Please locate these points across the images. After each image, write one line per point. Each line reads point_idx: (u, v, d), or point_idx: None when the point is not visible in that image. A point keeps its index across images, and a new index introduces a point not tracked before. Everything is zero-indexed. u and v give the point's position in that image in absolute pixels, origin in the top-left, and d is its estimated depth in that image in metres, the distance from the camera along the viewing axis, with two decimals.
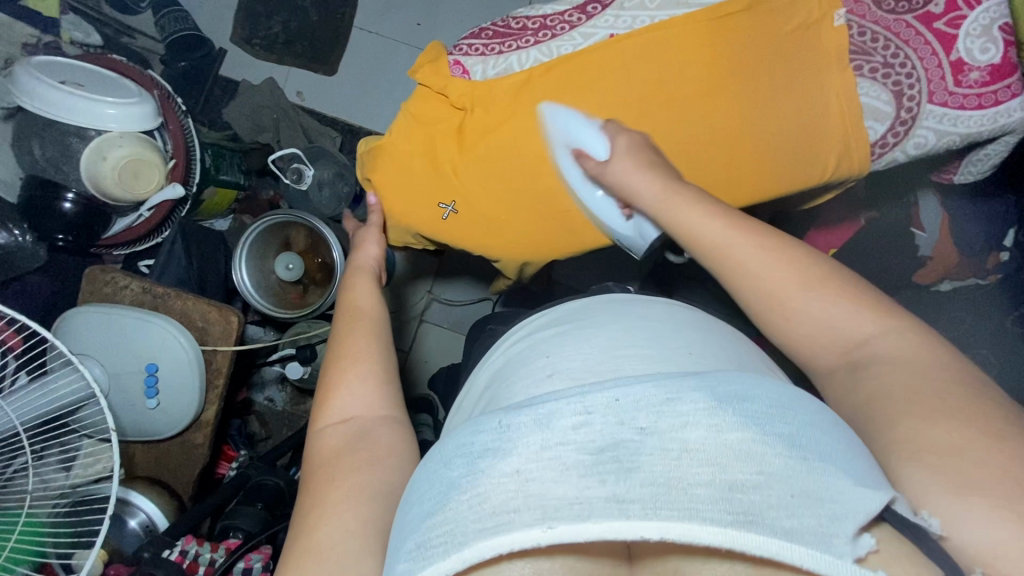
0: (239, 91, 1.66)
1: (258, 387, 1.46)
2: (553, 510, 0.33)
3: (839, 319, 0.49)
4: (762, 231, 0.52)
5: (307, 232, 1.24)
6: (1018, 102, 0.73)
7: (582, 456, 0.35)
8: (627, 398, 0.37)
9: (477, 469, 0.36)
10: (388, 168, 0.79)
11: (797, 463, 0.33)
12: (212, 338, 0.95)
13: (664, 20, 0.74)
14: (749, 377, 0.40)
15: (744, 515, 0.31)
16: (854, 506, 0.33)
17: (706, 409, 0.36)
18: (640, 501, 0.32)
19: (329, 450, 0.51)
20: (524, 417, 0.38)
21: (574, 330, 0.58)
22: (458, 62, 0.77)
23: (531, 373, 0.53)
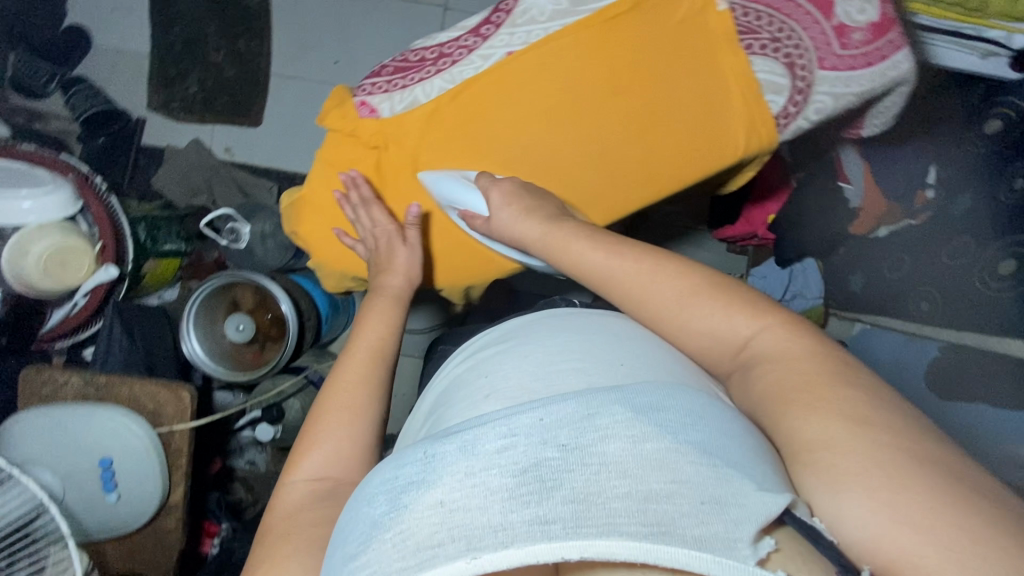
0: (165, 157, 1.62)
1: (237, 453, 1.36)
2: (477, 540, 0.32)
3: (724, 329, 0.49)
4: (637, 260, 0.54)
5: (254, 290, 1.21)
6: (903, 54, 0.76)
7: (504, 480, 0.34)
8: (550, 420, 0.37)
9: (402, 505, 0.36)
10: (313, 219, 0.79)
11: (704, 470, 0.34)
12: (166, 419, 0.92)
13: (557, 30, 0.74)
14: (669, 389, 0.41)
15: (658, 526, 0.31)
16: (758, 508, 0.33)
17: (624, 421, 0.37)
18: (562, 520, 0.32)
19: (298, 507, 0.51)
20: (450, 446, 0.37)
21: (512, 352, 0.59)
22: (364, 102, 0.76)
23: (470, 398, 0.54)
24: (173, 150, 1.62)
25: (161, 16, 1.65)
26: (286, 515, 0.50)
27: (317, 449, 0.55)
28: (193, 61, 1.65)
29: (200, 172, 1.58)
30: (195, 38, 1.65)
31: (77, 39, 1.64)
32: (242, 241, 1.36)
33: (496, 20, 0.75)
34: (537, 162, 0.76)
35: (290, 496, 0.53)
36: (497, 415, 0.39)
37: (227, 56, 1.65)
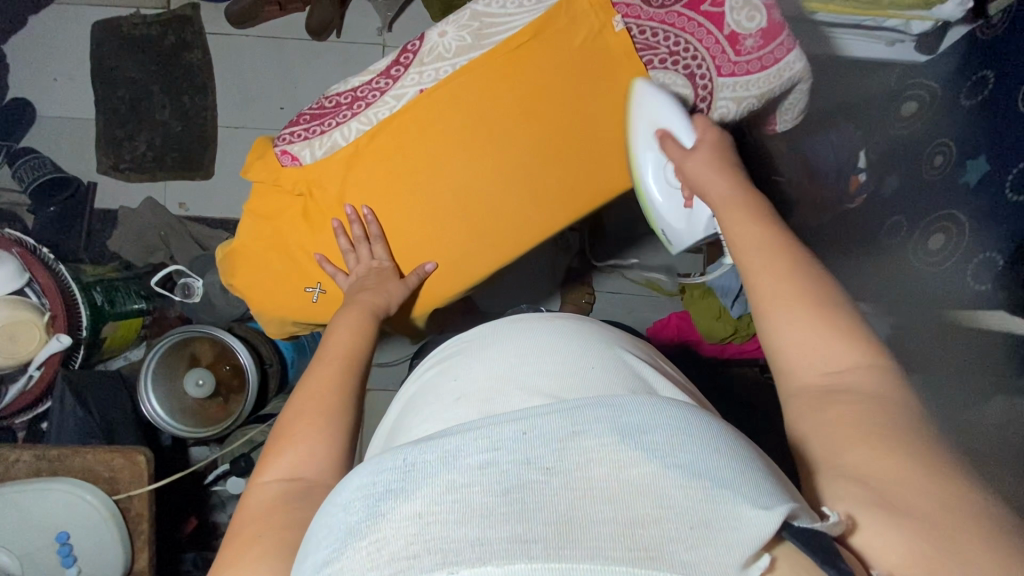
0: (119, 218, 1.61)
1: (219, 506, 1.33)
2: (454, 556, 0.27)
3: (832, 351, 0.48)
4: (781, 239, 0.55)
5: (211, 343, 1.21)
6: (795, 56, 0.78)
7: (485, 499, 0.29)
8: (535, 433, 0.31)
9: (369, 519, 0.30)
10: (246, 269, 0.80)
11: (692, 493, 0.29)
12: (123, 485, 0.91)
13: (464, 65, 0.77)
14: (665, 399, 0.34)
15: (645, 551, 0.27)
16: (748, 528, 0.29)
17: (611, 441, 0.31)
18: (543, 540, 0.28)
19: (265, 509, 0.48)
20: (429, 455, 0.31)
21: (489, 341, 0.52)
22: (285, 151, 0.78)
23: (442, 398, 0.48)
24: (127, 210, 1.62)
25: (104, 81, 1.68)
26: (251, 520, 0.48)
27: (287, 452, 0.53)
28: (140, 122, 1.66)
29: (154, 231, 1.57)
30: (141, 97, 1.67)
31: (22, 111, 1.65)
32: (195, 295, 1.34)
33: (404, 60, 0.77)
34: (468, 189, 0.79)
35: (257, 498, 0.50)
36: (479, 420, 0.33)
37: (173, 113, 1.68)
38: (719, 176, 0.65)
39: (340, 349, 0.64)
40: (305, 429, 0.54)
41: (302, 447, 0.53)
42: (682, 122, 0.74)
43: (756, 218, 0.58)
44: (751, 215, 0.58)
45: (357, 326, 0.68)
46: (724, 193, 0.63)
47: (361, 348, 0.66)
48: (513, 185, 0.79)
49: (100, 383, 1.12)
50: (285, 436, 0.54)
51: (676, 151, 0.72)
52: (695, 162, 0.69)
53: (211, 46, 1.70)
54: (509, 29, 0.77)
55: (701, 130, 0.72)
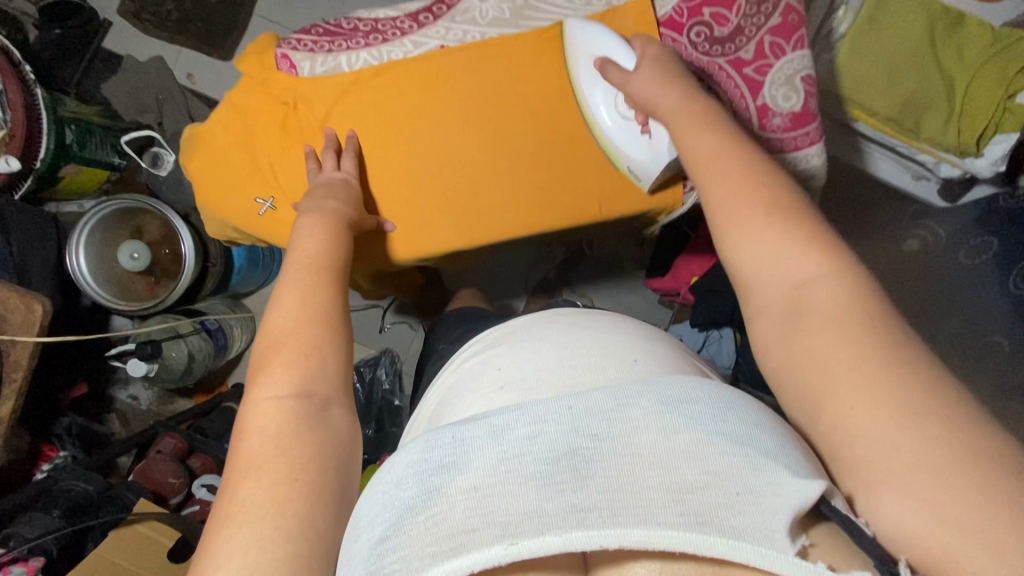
0: (122, 66, 1.55)
1: (121, 384, 1.38)
2: (513, 526, 0.32)
3: (789, 261, 0.45)
4: (733, 157, 0.52)
5: (161, 223, 1.18)
6: (816, 149, 0.78)
7: (537, 468, 0.34)
8: (580, 409, 0.37)
9: (433, 486, 0.35)
10: (204, 158, 0.76)
11: (735, 458, 0.33)
12: (11, 328, 0.87)
13: (493, 37, 0.74)
14: (704, 380, 0.39)
15: (696, 518, 0.31)
16: (793, 497, 0.31)
17: (653, 415, 0.35)
18: (596, 508, 0.32)
19: (273, 428, 0.47)
20: (478, 430, 0.37)
21: (538, 328, 0.57)
22: (286, 55, 0.74)
23: (484, 385, 0.51)
24: (133, 61, 1.55)
25: None
26: (256, 439, 0.46)
27: (288, 368, 0.51)
28: None
29: (152, 92, 1.51)
30: None
31: None
32: (163, 168, 1.28)
33: (436, 10, 0.74)
34: (469, 160, 0.76)
35: (259, 415, 0.48)
36: (526, 400, 0.39)
37: None
38: (672, 88, 0.61)
39: (313, 258, 0.60)
40: (300, 345, 0.52)
41: (306, 366, 0.51)
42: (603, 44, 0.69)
43: (713, 130, 0.56)
44: (705, 131, 0.56)
45: (333, 236, 0.64)
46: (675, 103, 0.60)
47: (339, 255, 0.62)
48: (521, 166, 0.77)
49: (32, 219, 1.07)
50: (278, 350, 0.52)
51: (620, 75, 0.66)
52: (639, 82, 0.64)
53: None
54: (551, 21, 0.74)
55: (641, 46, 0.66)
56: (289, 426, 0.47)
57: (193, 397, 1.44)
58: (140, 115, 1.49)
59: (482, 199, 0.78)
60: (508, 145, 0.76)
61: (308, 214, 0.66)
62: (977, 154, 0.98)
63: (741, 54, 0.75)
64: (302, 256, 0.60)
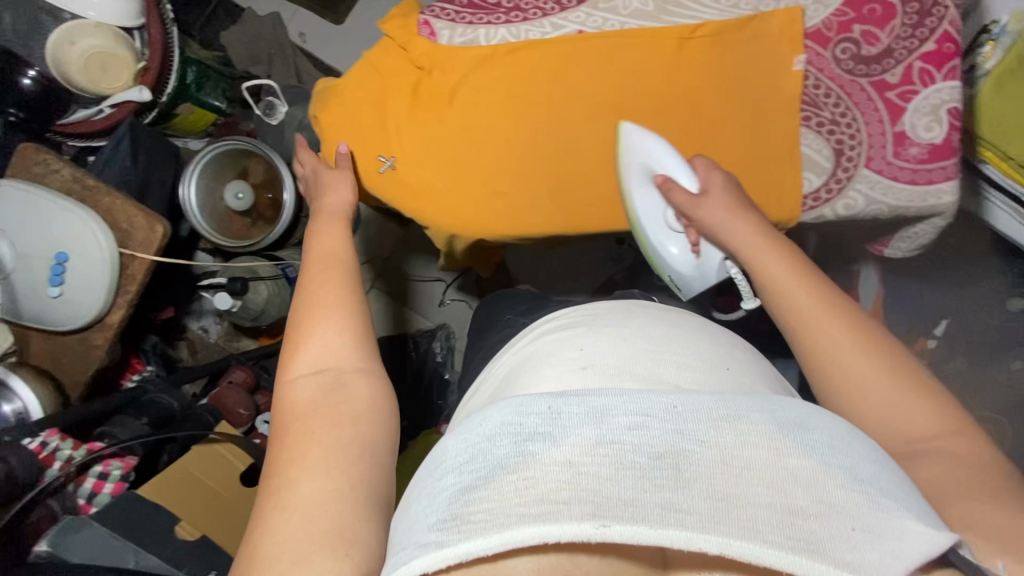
0: (243, 17, 1.62)
1: (194, 316, 1.44)
2: (608, 509, 0.31)
3: (904, 413, 0.47)
4: (826, 296, 0.52)
5: (265, 167, 1.24)
6: (950, 186, 0.75)
7: (638, 459, 0.33)
8: (686, 408, 0.36)
9: (526, 452, 0.34)
10: (335, 112, 0.80)
11: (855, 495, 0.31)
12: (132, 244, 0.93)
13: (632, 28, 0.74)
14: (819, 409, 0.38)
15: (806, 543, 0.29)
16: (917, 545, 0.30)
17: (764, 433, 0.34)
18: (698, 511, 0.30)
19: (305, 402, 0.51)
20: (577, 408, 0.36)
21: (626, 320, 0.55)
22: (427, 22, 0.77)
23: (564, 360, 0.50)
24: (253, 14, 1.62)
25: None
26: (289, 413, 0.50)
27: (312, 345, 0.55)
28: None
29: (267, 45, 1.58)
30: None
31: None
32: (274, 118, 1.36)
33: None
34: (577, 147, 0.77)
35: (291, 392, 0.52)
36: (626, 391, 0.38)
37: None
38: (744, 223, 0.63)
39: None
40: (321, 320, 0.56)
41: None
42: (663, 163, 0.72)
43: (784, 255, 0.57)
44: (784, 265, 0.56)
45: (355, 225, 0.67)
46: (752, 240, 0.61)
47: None
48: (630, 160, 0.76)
49: (158, 146, 1.15)
50: (301, 329, 0.56)
51: (684, 197, 0.69)
52: (710, 205, 0.66)
53: None
54: (695, 19, 0.74)
55: (704, 171, 0.69)
56: (315, 399, 0.51)
57: (259, 338, 1.49)
58: (252, 67, 1.56)
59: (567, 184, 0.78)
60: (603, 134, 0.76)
61: None
62: None
63: (886, 77, 0.73)
64: None
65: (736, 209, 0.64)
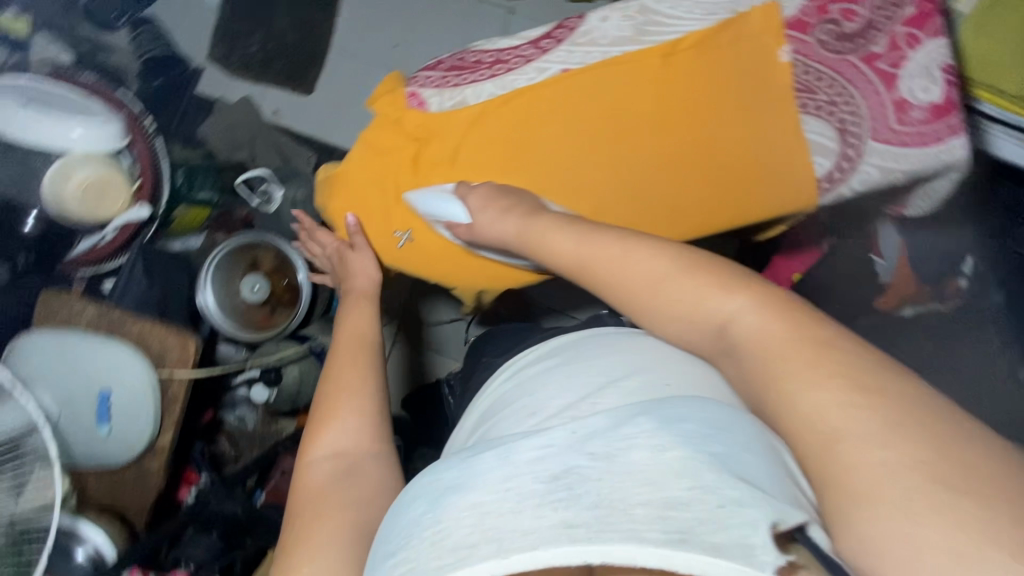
0: (215, 108, 1.64)
1: (229, 406, 1.35)
2: (511, 542, 0.34)
3: (700, 311, 0.49)
4: (609, 257, 0.54)
5: (275, 253, 1.24)
6: (960, 140, 0.75)
7: (535, 485, 0.36)
8: (582, 431, 0.39)
9: (441, 505, 0.38)
10: (342, 198, 0.81)
11: (723, 478, 0.36)
12: (169, 364, 0.94)
13: (616, 56, 0.75)
14: (700, 406, 0.42)
15: (677, 534, 0.33)
16: (768, 516, 0.34)
17: (647, 433, 0.38)
18: (586, 523, 0.34)
19: (318, 486, 0.56)
20: (485, 454, 0.40)
21: (580, 357, 0.59)
22: (415, 93, 0.78)
23: (515, 412, 0.55)
24: (225, 104, 1.64)
25: None
26: (305, 497, 0.55)
27: (329, 431, 0.60)
28: (259, 22, 1.69)
29: (244, 130, 1.60)
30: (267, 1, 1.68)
31: None
32: (272, 204, 1.38)
33: (558, 35, 0.76)
34: (576, 182, 0.77)
35: (308, 477, 0.57)
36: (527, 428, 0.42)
37: (292, 24, 1.68)
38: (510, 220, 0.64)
39: None
40: (339, 407, 0.61)
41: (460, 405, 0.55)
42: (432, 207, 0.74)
43: (570, 231, 0.58)
44: (574, 242, 0.57)
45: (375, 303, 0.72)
46: (520, 230, 0.63)
47: None
48: (630, 186, 0.78)
49: (168, 261, 1.19)
50: (321, 416, 0.61)
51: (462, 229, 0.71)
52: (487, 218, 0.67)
53: None
54: (675, 33, 0.74)
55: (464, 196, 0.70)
56: (327, 483, 0.56)
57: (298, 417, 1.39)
58: (234, 153, 1.55)
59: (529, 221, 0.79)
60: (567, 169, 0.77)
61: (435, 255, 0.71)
62: None
63: (873, 48, 0.73)
64: None
65: (498, 213, 0.65)
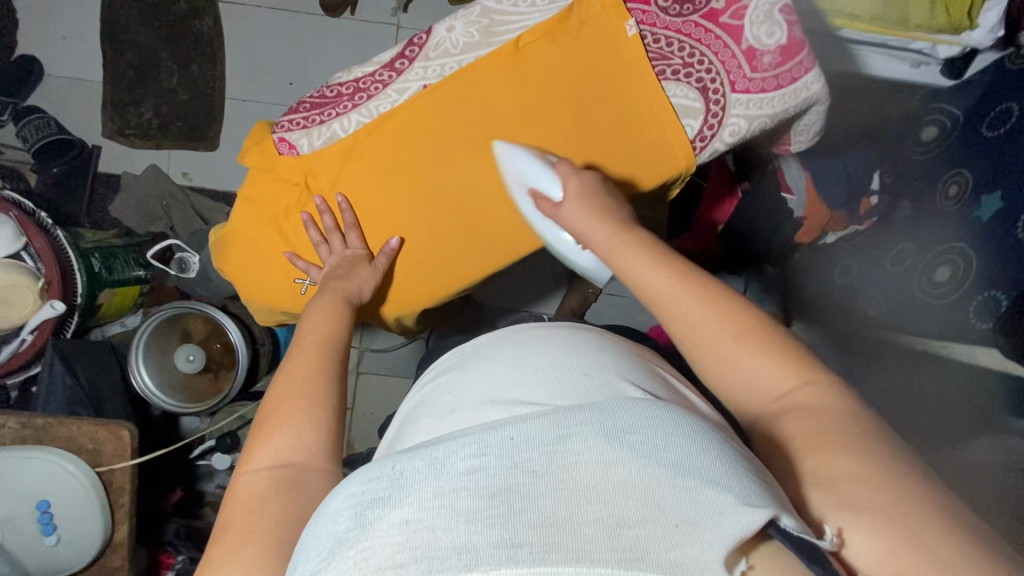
0: (122, 184, 1.55)
1: (206, 477, 1.34)
2: (440, 561, 0.26)
3: (765, 373, 0.47)
4: (692, 289, 0.51)
5: (205, 319, 1.23)
6: (813, 75, 0.76)
7: (471, 503, 0.28)
8: (522, 436, 0.30)
9: (363, 521, 0.28)
10: (235, 256, 0.81)
11: (678, 492, 0.28)
12: (105, 458, 0.92)
13: (471, 63, 0.75)
14: (654, 399, 0.33)
15: (632, 554, 0.26)
16: (732, 527, 0.27)
17: (597, 446, 0.29)
18: (528, 543, 0.26)
19: (255, 496, 0.48)
20: (416, 462, 0.30)
21: (492, 344, 0.50)
22: (283, 138, 0.77)
23: (437, 412, 0.44)
24: (130, 176, 1.56)
25: (113, 43, 1.61)
26: (239, 508, 0.48)
27: (277, 438, 0.53)
28: (147, 88, 1.59)
29: (156, 200, 1.52)
30: (149, 62, 1.59)
31: (28, 67, 1.58)
32: (191, 269, 1.32)
33: (410, 53, 0.76)
34: (460, 193, 0.78)
35: (247, 485, 0.50)
36: (466, 429, 0.32)
37: (181, 82, 1.59)
38: (596, 223, 0.62)
39: (315, 333, 0.63)
40: (290, 412, 0.54)
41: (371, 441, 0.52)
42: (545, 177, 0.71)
43: (644, 256, 0.56)
44: (645, 260, 0.55)
45: (331, 310, 0.67)
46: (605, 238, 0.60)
47: (342, 326, 0.66)
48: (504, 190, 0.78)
49: (90, 351, 1.16)
50: (269, 421, 0.54)
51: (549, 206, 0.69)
52: (567, 216, 0.66)
53: (223, 15, 1.63)
54: (520, 28, 0.75)
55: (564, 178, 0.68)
56: (268, 493, 0.48)
57: None
58: (151, 226, 1.50)
59: (485, 216, 0.79)
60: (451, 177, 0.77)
61: (326, 291, 0.71)
62: (973, 26, 0.95)
63: (713, 5, 0.74)
64: (312, 333, 0.63)
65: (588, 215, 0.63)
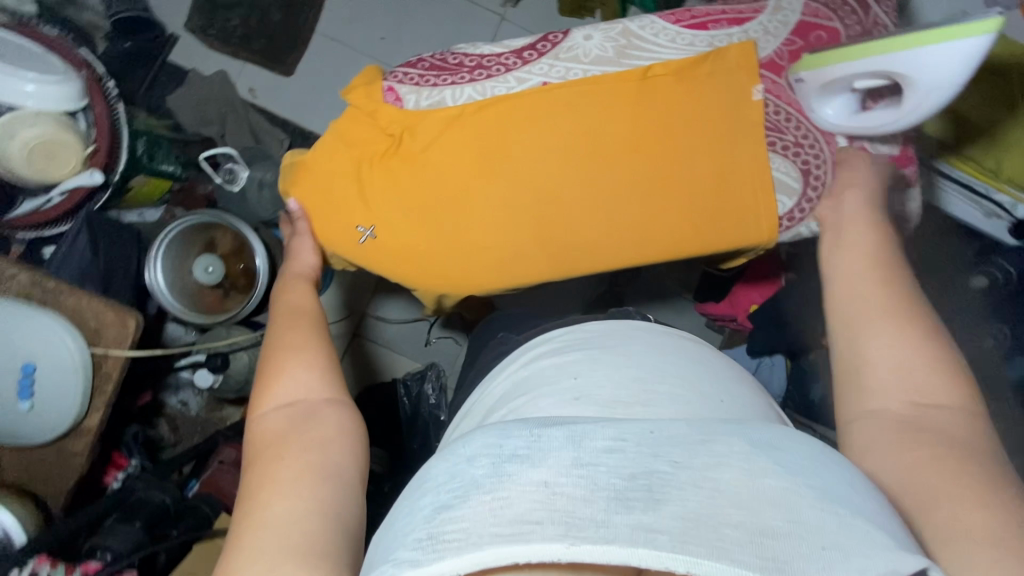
0: (188, 80, 1.53)
1: (172, 389, 1.32)
2: (578, 529, 0.31)
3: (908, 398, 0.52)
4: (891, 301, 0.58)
5: (234, 236, 1.21)
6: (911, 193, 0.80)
7: (612, 480, 0.34)
8: (664, 436, 0.37)
9: (503, 473, 0.35)
10: (308, 182, 0.80)
11: (826, 515, 0.32)
12: (104, 341, 0.90)
13: (596, 75, 0.76)
14: (792, 433, 0.40)
15: (774, 562, 0.30)
16: (878, 562, 0.30)
17: (742, 454, 0.36)
18: (669, 530, 0.31)
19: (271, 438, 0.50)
20: (557, 433, 0.37)
21: (617, 341, 0.53)
22: (392, 89, 0.77)
23: (557, 394, 0.47)
24: (198, 75, 1.54)
25: None
26: (266, 460, 0.47)
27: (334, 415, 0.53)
28: None
29: (216, 106, 1.50)
30: None
31: None
32: (237, 183, 1.28)
33: (540, 48, 0.77)
34: (549, 193, 0.76)
35: (260, 430, 0.51)
36: (603, 420, 0.39)
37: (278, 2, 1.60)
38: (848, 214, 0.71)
39: None
40: (296, 361, 0.56)
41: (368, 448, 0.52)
42: (854, 115, 0.74)
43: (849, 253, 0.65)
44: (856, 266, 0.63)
45: None
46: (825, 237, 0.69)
47: None
48: (593, 209, 0.76)
49: (116, 232, 1.13)
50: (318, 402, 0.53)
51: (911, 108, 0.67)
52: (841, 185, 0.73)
53: None
54: (652, 60, 0.77)
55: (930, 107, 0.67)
56: (285, 430, 0.50)
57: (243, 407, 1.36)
58: (203, 128, 1.47)
59: (567, 217, 0.77)
60: (549, 177, 0.76)
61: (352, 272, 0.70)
62: None
63: None
64: None
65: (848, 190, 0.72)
